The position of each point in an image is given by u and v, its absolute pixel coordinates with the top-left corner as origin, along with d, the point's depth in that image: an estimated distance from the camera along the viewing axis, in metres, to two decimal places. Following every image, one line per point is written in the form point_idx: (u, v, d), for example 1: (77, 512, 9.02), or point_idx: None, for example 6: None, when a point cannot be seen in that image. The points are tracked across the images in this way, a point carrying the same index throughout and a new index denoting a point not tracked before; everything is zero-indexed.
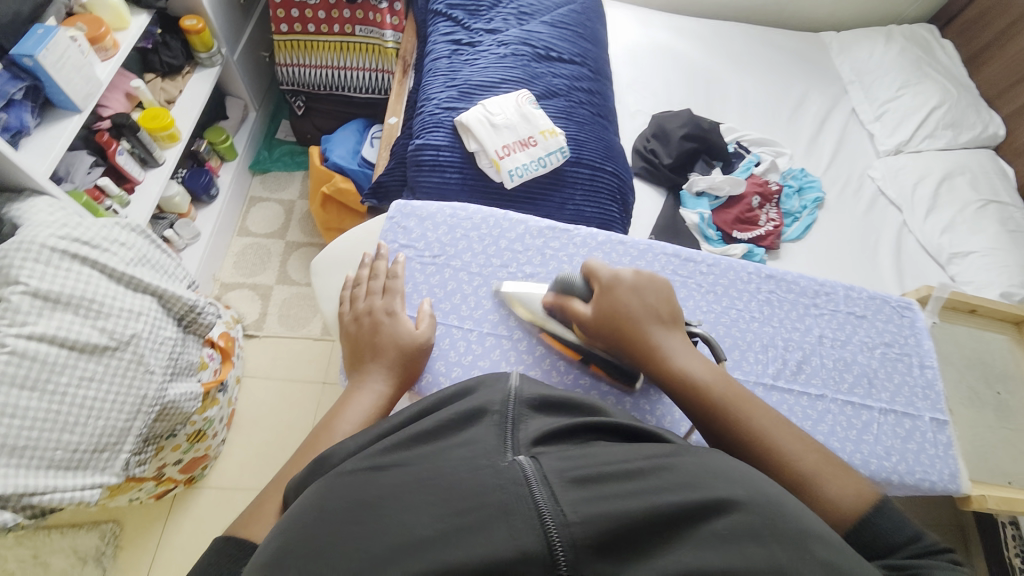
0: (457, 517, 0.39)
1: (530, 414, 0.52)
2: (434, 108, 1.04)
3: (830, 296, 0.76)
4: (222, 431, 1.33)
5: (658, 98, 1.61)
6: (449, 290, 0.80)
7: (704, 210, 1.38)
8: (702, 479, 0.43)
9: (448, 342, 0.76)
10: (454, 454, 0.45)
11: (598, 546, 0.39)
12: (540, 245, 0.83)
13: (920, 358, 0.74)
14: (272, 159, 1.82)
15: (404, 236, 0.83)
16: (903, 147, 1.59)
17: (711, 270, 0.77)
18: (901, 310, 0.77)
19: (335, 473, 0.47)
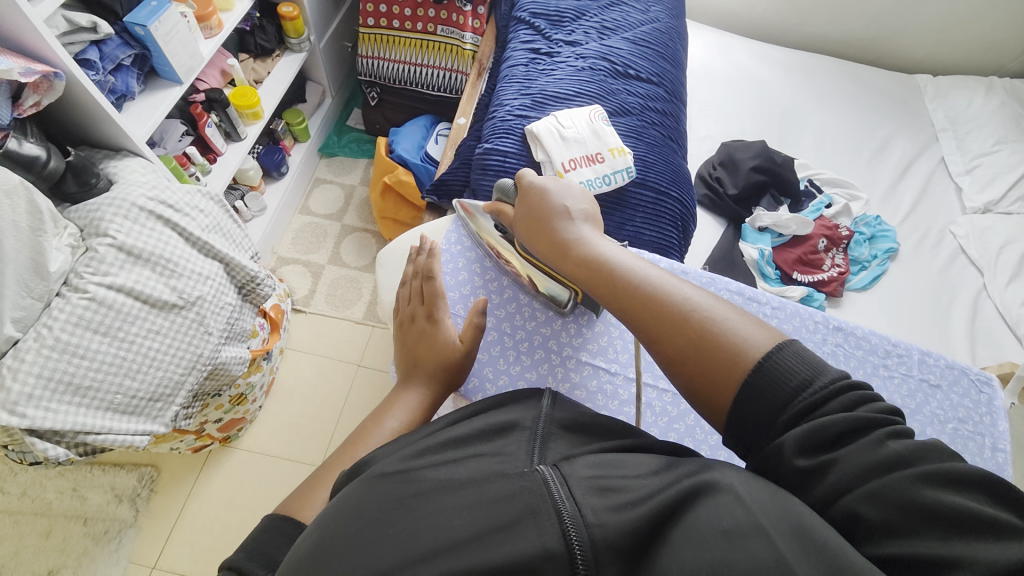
0: (491, 516, 0.42)
1: (562, 433, 0.53)
2: (506, 114, 1.05)
3: (903, 359, 0.71)
4: (260, 398, 1.39)
5: (730, 126, 1.56)
6: (506, 297, 0.85)
7: (766, 246, 1.33)
8: (702, 477, 0.42)
9: (498, 349, 0.81)
10: (483, 461, 0.48)
11: (619, 550, 0.40)
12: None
13: (993, 439, 0.68)
14: (340, 144, 1.90)
15: (470, 239, 0.89)
16: (993, 207, 1.48)
17: (775, 312, 0.74)
18: (980, 385, 0.71)
19: (369, 473, 0.49)
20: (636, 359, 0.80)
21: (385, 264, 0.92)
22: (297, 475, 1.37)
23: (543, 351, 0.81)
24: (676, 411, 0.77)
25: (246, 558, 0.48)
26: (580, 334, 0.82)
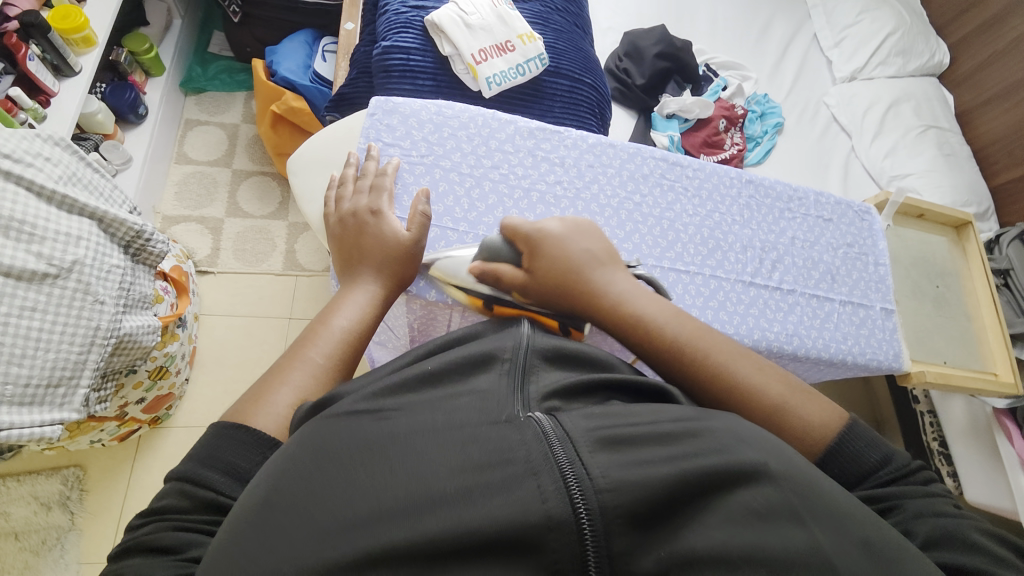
0: (481, 471, 0.38)
1: (542, 365, 0.52)
2: (400, 6, 0.95)
3: (802, 201, 0.80)
4: (185, 369, 1.26)
5: (631, 15, 1.54)
6: (441, 192, 0.75)
7: (674, 132, 1.38)
8: (730, 446, 0.42)
9: (444, 244, 0.73)
10: (462, 403, 0.46)
11: (633, 521, 0.36)
12: (531, 147, 0.79)
13: (874, 257, 0.81)
14: (207, 76, 1.62)
15: (388, 134, 0.77)
16: (858, 74, 1.65)
17: (697, 174, 0.79)
18: (861, 214, 0.82)
19: (330, 415, 0.46)
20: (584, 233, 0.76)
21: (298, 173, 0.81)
22: None
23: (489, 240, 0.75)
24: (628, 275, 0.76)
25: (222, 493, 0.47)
26: (524, 218, 0.76)
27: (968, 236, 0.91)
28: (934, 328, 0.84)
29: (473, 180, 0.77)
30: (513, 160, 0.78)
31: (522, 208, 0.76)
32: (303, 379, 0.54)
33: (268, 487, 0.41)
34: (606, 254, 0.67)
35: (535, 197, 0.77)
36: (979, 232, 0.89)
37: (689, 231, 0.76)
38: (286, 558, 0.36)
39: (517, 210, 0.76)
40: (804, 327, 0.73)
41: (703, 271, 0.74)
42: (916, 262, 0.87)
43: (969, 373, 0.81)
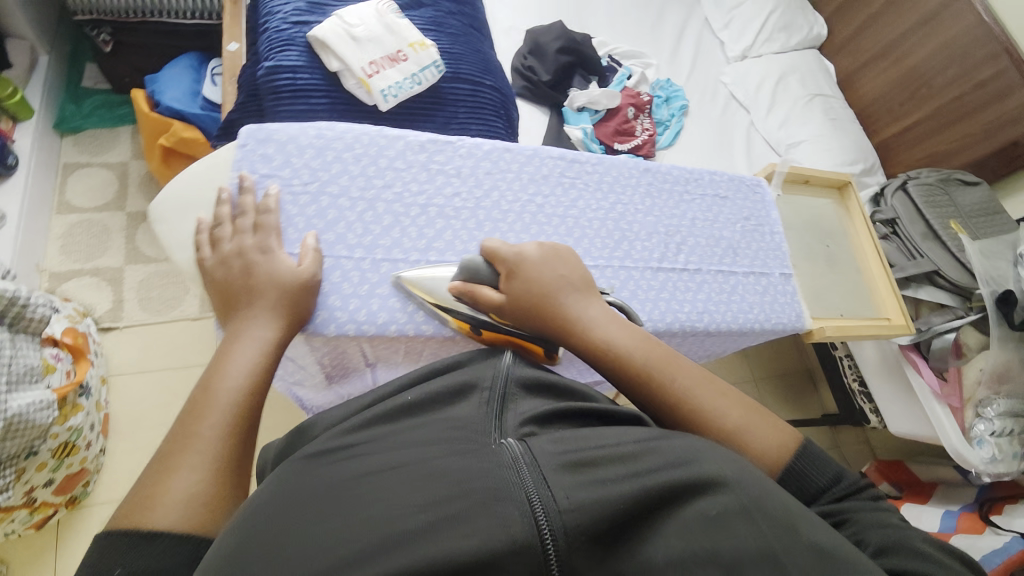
0: (444, 507, 0.37)
1: (521, 394, 0.52)
2: (280, 22, 0.89)
3: (698, 182, 0.83)
4: (99, 440, 1.13)
5: (531, 12, 1.55)
6: (331, 219, 0.70)
7: (586, 124, 1.41)
8: (689, 459, 0.42)
9: (339, 275, 0.69)
10: (437, 434, 0.45)
11: (592, 534, 0.37)
12: (423, 162, 0.75)
13: (771, 226, 0.85)
14: (83, 114, 1.46)
15: (266, 165, 0.70)
16: (748, 52, 1.76)
17: (596, 168, 0.80)
18: (754, 188, 0.86)
19: (297, 461, 0.45)
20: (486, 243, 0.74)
21: (164, 219, 0.73)
22: None
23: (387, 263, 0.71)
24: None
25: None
26: (424, 236, 0.73)
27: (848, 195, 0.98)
28: (830, 284, 0.89)
29: (366, 203, 0.72)
30: (406, 177, 0.75)
31: (420, 226, 0.72)
32: (206, 461, 0.49)
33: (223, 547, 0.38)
34: (576, 278, 0.67)
35: (432, 213, 0.74)
36: (858, 189, 0.96)
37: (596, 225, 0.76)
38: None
39: (415, 229, 0.72)
40: (713, 304, 0.76)
41: (612, 263, 0.74)
42: (806, 225, 0.92)
43: (865, 322, 0.86)
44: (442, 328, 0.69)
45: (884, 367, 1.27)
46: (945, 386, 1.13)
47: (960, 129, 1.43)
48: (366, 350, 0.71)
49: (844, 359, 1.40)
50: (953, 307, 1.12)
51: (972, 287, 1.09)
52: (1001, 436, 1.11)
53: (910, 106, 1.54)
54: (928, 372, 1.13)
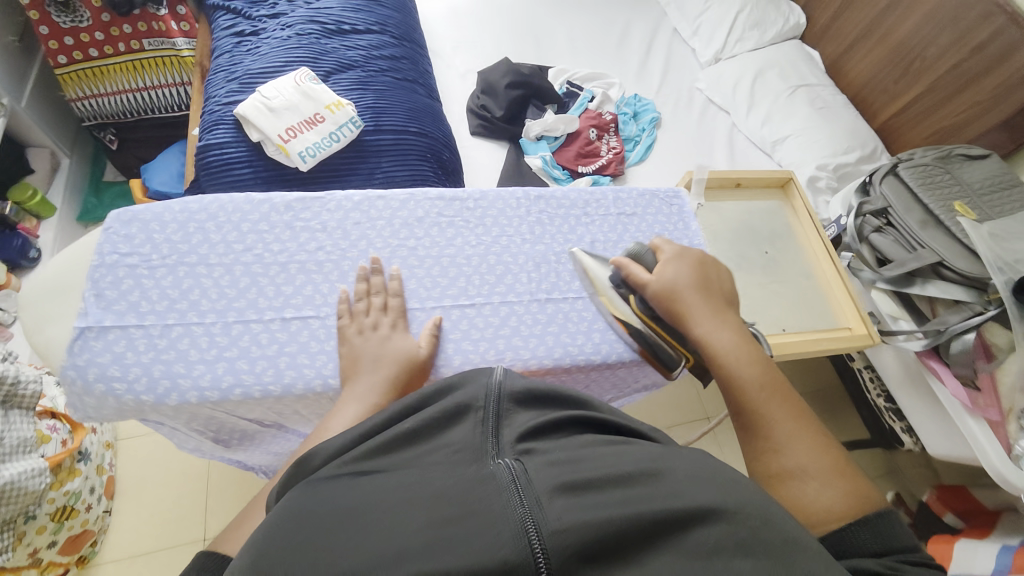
0: (449, 527, 0.37)
1: (516, 407, 0.49)
2: (215, 105, 0.98)
3: (600, 202, 0.78)
4: (101, 503, 1.17)
5: (486, 53, 1.58)
6: (185, 289, 0.59)
7: (545, 152, 1.40)
8: (690, 487, 0.41)
9: (186, 343, 0.57)
10: (440, 459, 0.44)
11: (582, 554, 0.36)
12: (288, 220, 0.65)
13: (690, 240, 0.77)
14: (103, 205, 1.60)
15: (125, 243, 0.61)
16: (721, 55, 1.70)
17: (479, 203, 0.74)
18: (670, 200, 0.80)
19: (309, 481, 0.44)
20: (352, 293, 0.64)
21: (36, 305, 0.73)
22: (179, 560, 1.21)
23: (238, 327, 0.59)
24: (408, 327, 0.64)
25: None
26: (282, 293, 0.62)
27: (793, 195, 0.89)
28: (767, 296, 0.80)
29: (222, 268, 0.61)
30: (266, 238, 0.64)
31: (278, 284, 0.62)
32: None
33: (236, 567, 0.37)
34: (721, 292, 0.66)
35: (293, 269, 0.63)
36: (800, 186, 0.87)
37: (478, 262, 0.71)
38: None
39: (273, 288, 0.62)
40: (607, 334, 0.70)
41: (491, 300, 0.69)
42: (738, 234, 0.85)
43: (813, 335, 0.77)
44: (292, 390, 0.58)
45: (907, 378, 1.09)
46: (980, 397, 0.95)
47: (967, 98, 1.26)
48: (242, 419, 0.62)
49: (864, 370, 1.24)
50: (969, 303, 0.94)
51: (984, 278, 0.92)
52: None
53: (906, 82, 1.40)
54: (953, 379, 0.96)
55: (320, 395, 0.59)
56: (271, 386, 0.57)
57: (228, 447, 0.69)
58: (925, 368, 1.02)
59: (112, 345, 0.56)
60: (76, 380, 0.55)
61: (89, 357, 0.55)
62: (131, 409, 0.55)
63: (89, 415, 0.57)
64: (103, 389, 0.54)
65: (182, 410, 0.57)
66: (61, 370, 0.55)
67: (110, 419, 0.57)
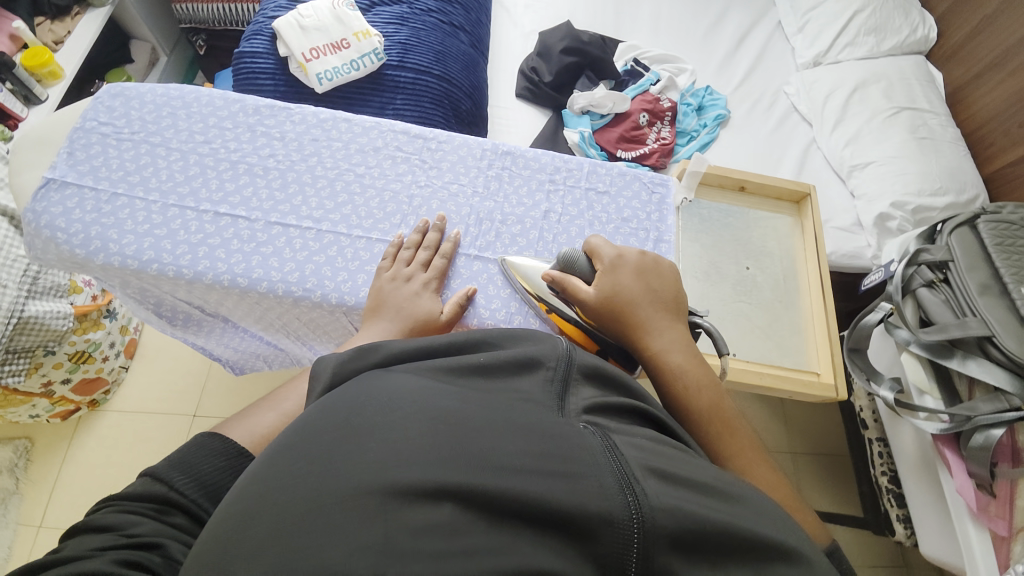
0: (549, 461, 0.34)
1: (583, 379, 0.45)
2: (262, 16, 1.02)
3: (572, 172, 0.73)
4: (118, 357, 1.34)
5: (556, 16, 1.51)
6: (141, 165, 0.63)
7: (586, 128, 1.32)
8: (768, 520, 0.37)
9: (127, 212, 0.61)
10: (518, 402, 0.40)
11: (675, 540, 0.32)
12: (252, 123, 0.68)
13: (658, 233, 0.69)
14: None
15: (107, 114, 0.66)
16: (822, 59, 1.49)
17: (441, 147, 0.72)
18: (653, 186, 0.72)
19: (393, 375, 0.41)
20: (283, 205, 0.64)
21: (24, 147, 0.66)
22: (170, 426, 1.36)
23: (177, 209, 0.62)
24: (317, 245, 0.64)
25: None
26: (223, 189, 0.64)
27: (806, 213, 0.77)
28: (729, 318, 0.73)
29: (179, 154, 0.65)
30: (229, 137, 0.67)
31: (221, 179, 0.64)
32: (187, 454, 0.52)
33: (325, 422, 0.36)
34: (668, 302, 0.61)
35: (240, 169, 0.65)
36: (816, 204, 0.76)
37: (418, 203, 0.68)
38: (301, 511, 0.31)
39: (216, 182, 0.64)
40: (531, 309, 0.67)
41: None
42: (720, 240, 0.77)
43: (770, 369, 0.69)
44: (201, 278, 0.60)
45: (918, 463, 0.94)
46: (992, 503, 0.80)
47: None
48: (178, 299, 0.67)
49: (875, 442, 1.08)
50: (1007, 393, 0.78)
51: None
52: None
53: None
54: (962, 473, 0.82)
55: (226, 288, 0.61)
56: (183, 270, 0.59)
57: (173, 325, 0.76)
58: (938, 456, 0.88)
59: (66, 200, 0.61)
60: (30, 224, 0.60)
61: (45, 205, 0.60)
62: (66, 257, 0.60)
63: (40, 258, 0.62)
64: (47, 236, 0.59)
65: (110, 272, 0.60)
66: (22, 211, 0.61)
67: (53, 264, 0.62)
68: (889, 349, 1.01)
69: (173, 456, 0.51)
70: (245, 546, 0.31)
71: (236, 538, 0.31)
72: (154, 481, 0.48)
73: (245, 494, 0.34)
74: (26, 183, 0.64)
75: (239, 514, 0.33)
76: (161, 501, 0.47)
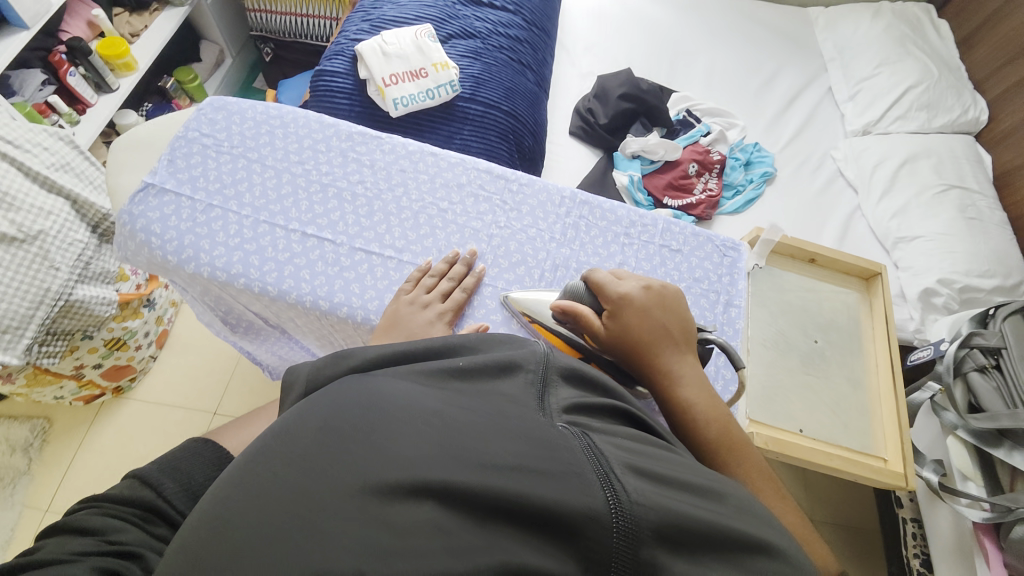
0: (530, 459, 0.35)
1: (561, 380, 0.46)
2: (344, 38, 1.06)
3: (647, 228, 0.73)
4: (149, 347, 1.35)
5: (614, 61, 1.56)
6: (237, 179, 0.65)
7: (636, 172, 1.34)
8: (753, 520, 0.39)
9: (219, 224, 0.63)
10: (500, 402, 0.42)
11: (661, 535, 0.34)
12: (344, 148, 0.70)
13: (728, 297, 0.70)
14: None
15: (209, 127, 0.69)
16: (870, 129, 1.51)
17: (522, 190, 0.73)
18: (726, 250, 0.73)
19: (371, 373, 0.43)
20: (368, 231, 0.66)
21: None
22: (189, 421, 1.36)
23: (267, 225, 0.64)
24: (399, 275, 0.65)
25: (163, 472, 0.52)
26: (313, 211, 0.65)
27: (876, 291, 0.78)
28: (795, 390, 0.72)
29: (273, 172, 0.67)
30: (322, 159, 0.69)
31: (312, 201, 0.66)
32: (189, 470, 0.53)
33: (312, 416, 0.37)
34: (677, 334, 0.59)
35: (330, 192, 0.67)
36: (886, 284, 0.77)
37: (495, 243, 0.69)
38: (283, 511, 0.32)
39: (307, 203, 0.66)
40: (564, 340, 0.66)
41: (495, 284, 0.67)
42: (789, 311, 0.77)
43: (836, 449, 0.69)
44: (285, 297, 0.61)
45: (954, 549, 0.90)
46: None
47: None
48: (247, 309, 0.68)
49: (909, 521, 1.05)
50: None
51: None
52: None
53: None
54: (1000, 566, 0.80)
55: (306, 309, 0.62)
56: (269, 287, 0.61)
57: (234, 333, 0.77)
58: (977, 545, 0.85)
59: (163, 206, 0.63)
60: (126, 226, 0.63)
61: (142, 209, 0.63)
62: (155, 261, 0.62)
63: (130, 259, 0.65)
64: (142, 239, 0.62)
65: (196, 279, 0.62)
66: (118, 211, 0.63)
67: (141, 266, 0.65)
68: (933, 429, 0.99)
69: (158, 462, 0.52)
70: (239, 542, 0.31)
71: (228, 532, 0.32)
72: (143, 485, 0.49)
73: (232, 490, 0.34)
74: None
75: (216, 517, 0.33)
76: (146, 509, 0.48)
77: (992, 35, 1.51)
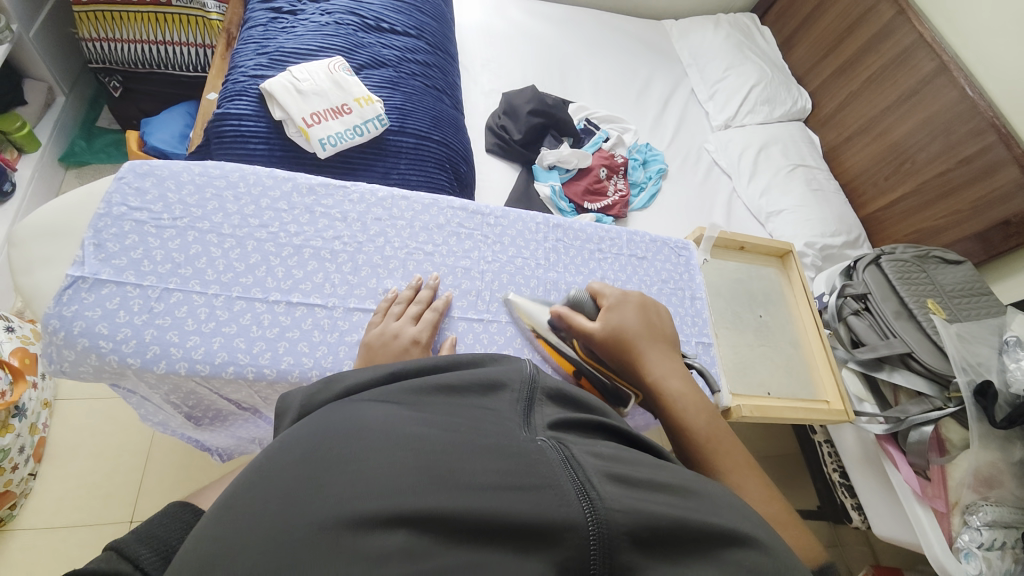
0: (509, 474, 0.35)
1: (547, 399, 0.46)
2: (240, 75, 0.96)
3: (615, 241, 0.90)
4: (27, 464, 1.09)
5: (512, 77, 1.63)
6: (191, 255, 0.71)
7: (555, 182, 1.42)
8: (732, 514, 0.37)
9: (185, 309, 0.68)
10: (478, 418, 0.41)
11: (636, 538, 0.33)
12: (309, 204, 0.80)
13: (692, 291, 0.89)
14: (92, 150, 1.53)
15: (136, 198, 0.73)
16: (731, 123, 1.77)
17: (499, 222, 0.88)
18: (679, 250, 0.92)
19: (351, 404, 0.40)
20: (359, 288, 0.76)
21: (27, 241, 0.75)
22: (103, 539, 1.11)
23: (243, 303, 0.71)
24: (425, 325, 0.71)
25: (158, 555, 0.43)
26: (292, 276, 0.74)
27: (791, 265, 1.00)
28: (757, 360, 0.89)
29: (234, 241, 0.74)
30: (286, 218, 0.78)
31: (289, 266, 0.74)
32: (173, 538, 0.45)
33: (288, 452, 0.35)
34: (664, 337, 0.72)
35: (307, 254, 0.76)
36: (798, 259, 0.98)
37: (487, 277, 0.82)
38: (251, 552, 0.29)
39: (282, 269, 0.74)
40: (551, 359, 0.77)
41: (499, 319, 0.79)
42: (735, 295, 0.95)
43: (796, 404, 0.86)
44: (287, 375, 0.68)
45: (863, 457, 1.14)
46: (929, 486, 1.00)
47: (949, 203, 1.40)
48: (218, 397, 0.72)
49: (824, 443, 1.28)
50: (930, 397, 0.99)
51: (948, 375, 0.97)
52: (993, 550, 0.93)
53: (896, 179, 1.53)
54: (905, 465, 1.02)
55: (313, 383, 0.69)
56: (265, 369, 0.68)
57: (196, 426, 0.79)
58: (883, 452, 1.07)
59: (103, 300, 0.66)
60: (59, 330, 0.64)
61: (77, 308, 0.65)
62: (107, 365, 0.65)
63: (64, 368, 0.66)
64: (86, 343, 0.64)
65: (167, 376, 0.66)
66: (47, 315, 0.64)
67: (84, 375, 0.66)
68: None
69: (138, 531, 0.44)
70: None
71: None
72: (115, 555, 0.41)
73: (207, 532, 0.32)
74: (38, 286, 0.72)
75: (190, 559, 0.30)
76: None
77: (808, 35, 1.88)
